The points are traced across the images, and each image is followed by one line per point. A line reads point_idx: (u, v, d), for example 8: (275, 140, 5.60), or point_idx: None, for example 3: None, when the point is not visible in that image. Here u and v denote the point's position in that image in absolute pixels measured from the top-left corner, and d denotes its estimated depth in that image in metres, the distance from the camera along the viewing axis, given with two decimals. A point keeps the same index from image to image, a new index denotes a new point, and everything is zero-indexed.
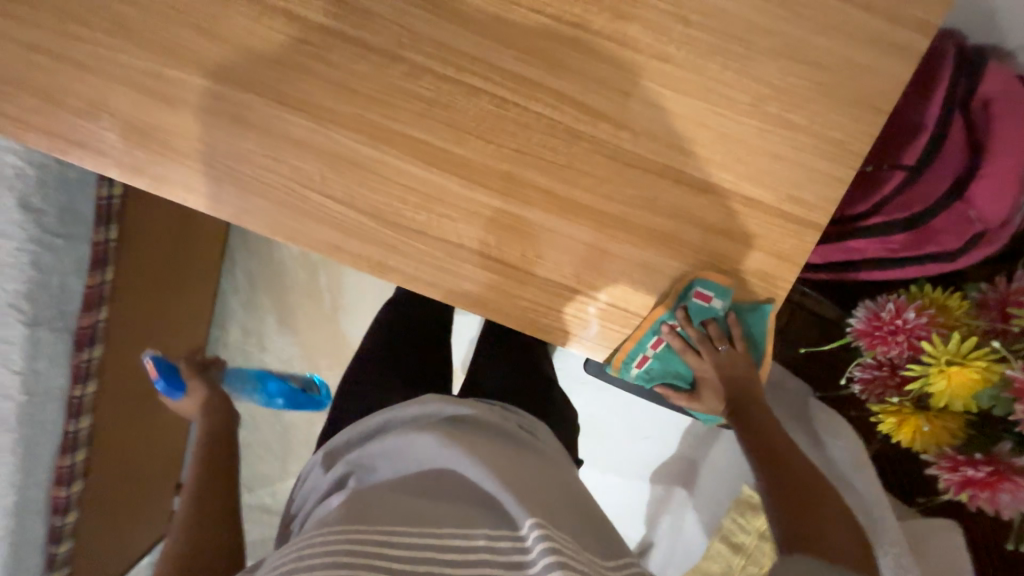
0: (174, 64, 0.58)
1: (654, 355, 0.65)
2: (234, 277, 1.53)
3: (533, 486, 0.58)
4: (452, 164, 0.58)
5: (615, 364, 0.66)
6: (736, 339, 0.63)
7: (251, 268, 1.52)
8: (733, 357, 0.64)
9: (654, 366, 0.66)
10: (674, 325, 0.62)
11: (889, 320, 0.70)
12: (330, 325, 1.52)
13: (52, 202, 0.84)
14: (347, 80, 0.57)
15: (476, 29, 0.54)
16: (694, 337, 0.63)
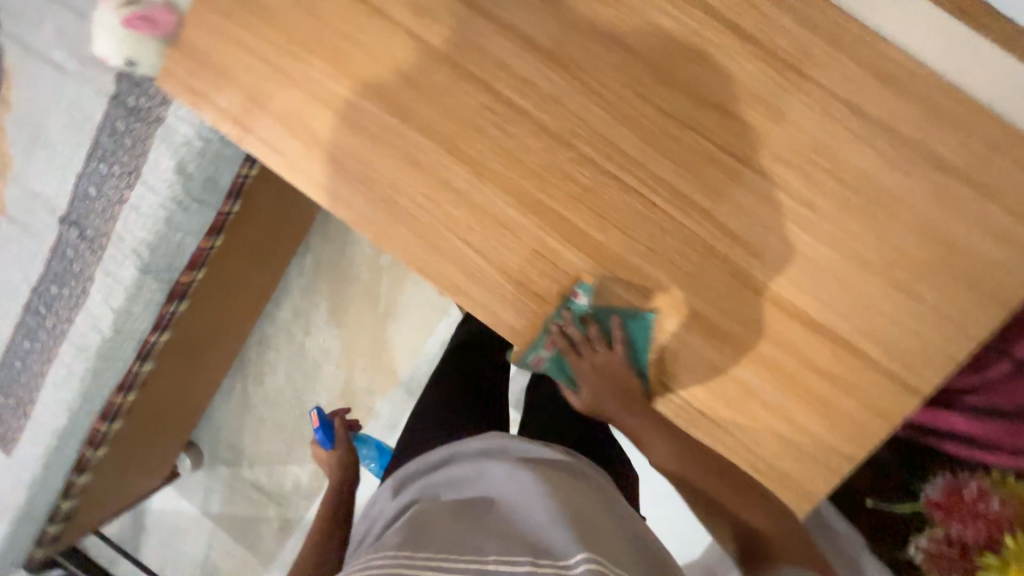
0: (371, 98, 0.65)
1: (552, 353, 0.70)
2: (302, 262, 1.59)
3: (577, 517, 0.64)
4: (589, 246, 0.63)
5: (516, 354, 0.70)
6: (616, 341, 0.67)
7: (322, 257, 1.58)
8: (616, 362, 0.68)
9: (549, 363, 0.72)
10: (563, 325, 0.66)
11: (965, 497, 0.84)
12: (379, 329, 1.58)
13: (203, 171, 0.88)
14: (518, 151, 0.63)
15: (647, 139, 0.60)
16: (577, 338, 0.68)
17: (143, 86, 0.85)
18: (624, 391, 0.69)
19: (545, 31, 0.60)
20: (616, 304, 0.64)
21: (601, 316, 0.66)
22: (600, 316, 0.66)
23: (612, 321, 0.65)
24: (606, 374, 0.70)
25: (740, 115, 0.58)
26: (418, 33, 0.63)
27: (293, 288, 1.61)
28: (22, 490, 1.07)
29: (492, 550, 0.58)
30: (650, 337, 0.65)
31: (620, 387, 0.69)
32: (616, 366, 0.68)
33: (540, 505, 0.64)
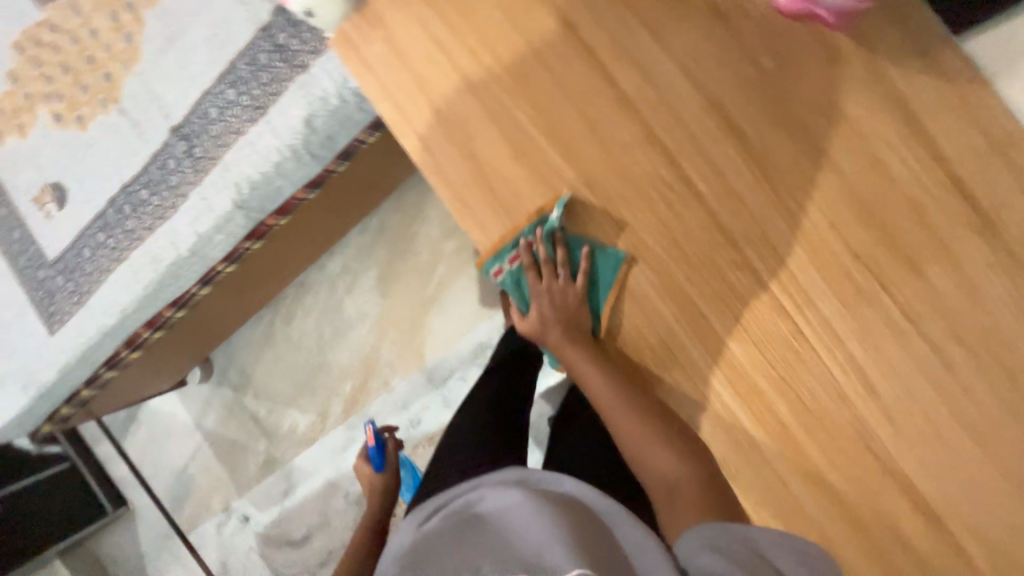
0: (543, 129, 0.61)
1: (512, 269, 0.68)
2: (368, 224, 1.56)
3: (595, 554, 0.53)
4: (719, 354, 0.59)
5: (478, 261, 0.66)
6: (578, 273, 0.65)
7: (388, 225, 1.55)
8: (569, 293, 0.67)
9: (507, 278, 0.69)
10: (533, 241, 0.64)
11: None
12: (421, 312, 1.57)
13: (328, 129, 0.85)
14: (679, 236, 0.59)
15: (822, 269, 0.56)
16: (542, 258, 0.66)
17: (298, 28, 0.81)
18: (578, 327, 0.68)
19: (753, 126, 0.56)
20: (588, 232, 0.62)
21: (573, 242, 0.64)
22: (571, 242, 0.64)
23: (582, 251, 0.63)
24: (559, 303, 0.68)
25: (930, 277, 0.54)
26: (617, 81, 0.59)
27: (351, 245, 1.58)
28: (50, 372, 1.06)
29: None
30: (614, 276, 0.62)
31: (574, 322, 0.68)
32: (571, 297, 0.67)
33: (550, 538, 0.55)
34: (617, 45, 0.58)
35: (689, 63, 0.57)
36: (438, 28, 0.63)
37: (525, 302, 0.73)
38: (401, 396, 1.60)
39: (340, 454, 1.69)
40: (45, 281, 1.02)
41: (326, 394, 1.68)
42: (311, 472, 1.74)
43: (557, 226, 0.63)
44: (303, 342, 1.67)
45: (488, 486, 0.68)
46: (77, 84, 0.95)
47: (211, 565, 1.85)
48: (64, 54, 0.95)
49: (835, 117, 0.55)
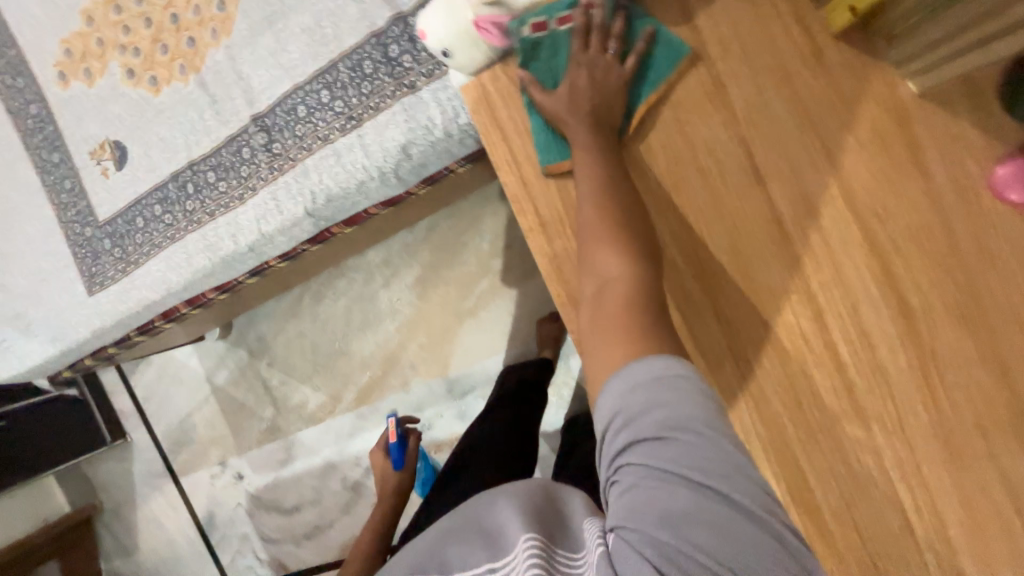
0: (680, 242, 0.55)
1: (555, 29, 0.55)
2: (420, 224, 1.50)
3: (543, 519, 0.61)
4: (818, 531, 0.54)
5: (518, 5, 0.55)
6: (631, 52, 0.54)
7: (438, 228, 1.49)
8: (612, 71, 0.54)
9: (544, 40, 0.55)
10: (591, 2, 0.54)
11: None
12: (455, 322, 1.52)
13: (423, 159, 0.78)
14: (807, 399, 0.53)
15: (956, 473, 0.50)
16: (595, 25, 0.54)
17: (416, 46, 0.73)
18: (606, 118, 0.54)
19: (926, 306, 0.50)
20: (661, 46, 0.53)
21: (635, 20, 0.54)
22: (634, 18, 0.54)
23: (642, 30, 0.54)
24: (595, 82, 0.54)
25: None
26: (780, 218, 0.52)
27: (397, 241, 1.53)
28: (81, 333, 1.01)
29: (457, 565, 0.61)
30: (672, 69, 0.53)
31: (606, 105, 0.54)
32: (613, 78, 0.54)
33: (506, 506, 0.63)
34: (789, 175, 0.51)
35: (869, 219, 0.50)
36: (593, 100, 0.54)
37: (553, 79, 0.57)
38: (418, 399, 1.57)
39: (345, 439, 1.67)
40: (93, 240, 0.97)
41: (342, 379, 1.66)
42: (313, 449, 1.72)
43: None
44: (328, 323, 1.64)
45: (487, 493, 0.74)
46: (158, 41, 0.88)
47: (199, 514, 1.86)
48: (149, 6, 0.87)
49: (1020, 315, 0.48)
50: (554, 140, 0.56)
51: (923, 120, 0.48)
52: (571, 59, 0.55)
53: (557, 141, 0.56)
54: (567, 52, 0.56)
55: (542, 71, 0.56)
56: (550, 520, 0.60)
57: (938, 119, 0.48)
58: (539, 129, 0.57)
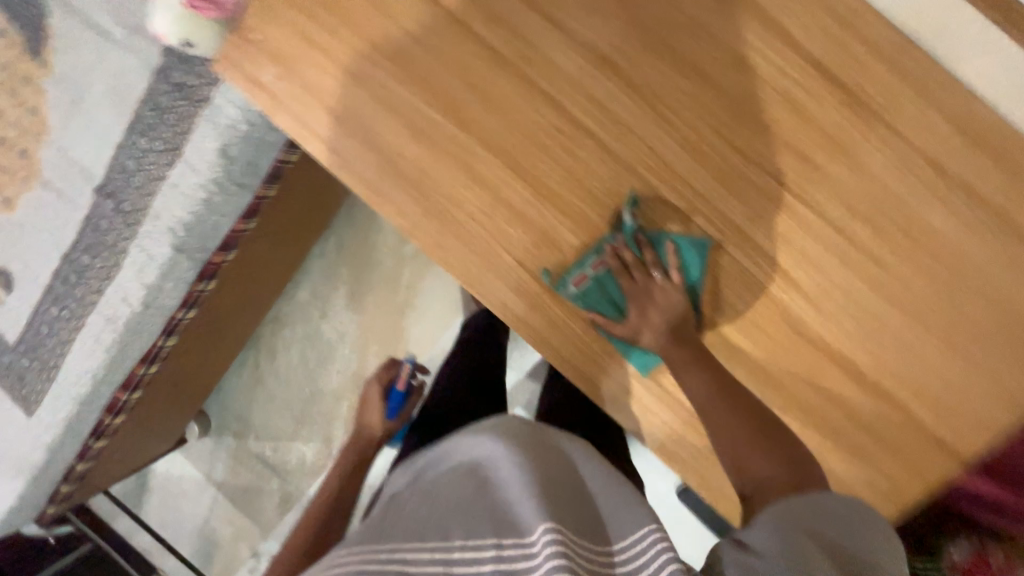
0: (432, 103, 0.63)
1: (593, 274, 0.63)
2: (326, 245, 1.58)
3: (555, 468, 0.56)
4: (645, 279, 0.62)
5: (552, 272, 0.63)
6: (670, 268, 0.61)
7: (344, 242, 1.57)
8: (675, 293, 0.61)
9: (591, 286, 0.63)
10: (615, 246, 0.61)
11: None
12: (397, 318, 1.57)
13: (244, 155, 0.86)
14: (583, 174, 0.61)
15: (716, 176, 0.58)
16: (630, 261, 0.62)
17: (191, 64, 0.82)
18: (361, 49, 0.64)
19: (628, 59, 0.58)
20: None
21: (656, 240, 0.61)
22: (655, 240, 0.61)
23: (666, 246, 0.61)
24: (655, 302, 0.62)
25: (816, 161, 0.57)
26: (491, 44, 0.61)
27: (314, 270, 1.60)
28: (39, 452, 1.07)
29: (459, 533, 0.49)
30: (703, 264, 0.60)
31: (355, 40, 0.64)
32: (674, 297, 0.61)
33: (521, 470, 0.53)
34: (482, 8, 0.60)
35: (554, 14, 0.59)
36: (656, 327, 0.61)
37: (618, 310, 0.64)
38: None
39: None
40: (13, 364, 1.03)
41: (325, 420, 1.69)
42: None
43: (638, 224, 0.61)
44: (289, 374, 1.68)
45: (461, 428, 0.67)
46: None
47: None
48: None
49: (695, 30, 0.57)
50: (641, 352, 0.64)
51: None
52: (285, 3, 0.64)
53: (643, 351, 0.63)
54: (614, 282, 0.63)
55: (606, 309, 0.63)
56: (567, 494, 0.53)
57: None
58: (613, 343, 0.64)
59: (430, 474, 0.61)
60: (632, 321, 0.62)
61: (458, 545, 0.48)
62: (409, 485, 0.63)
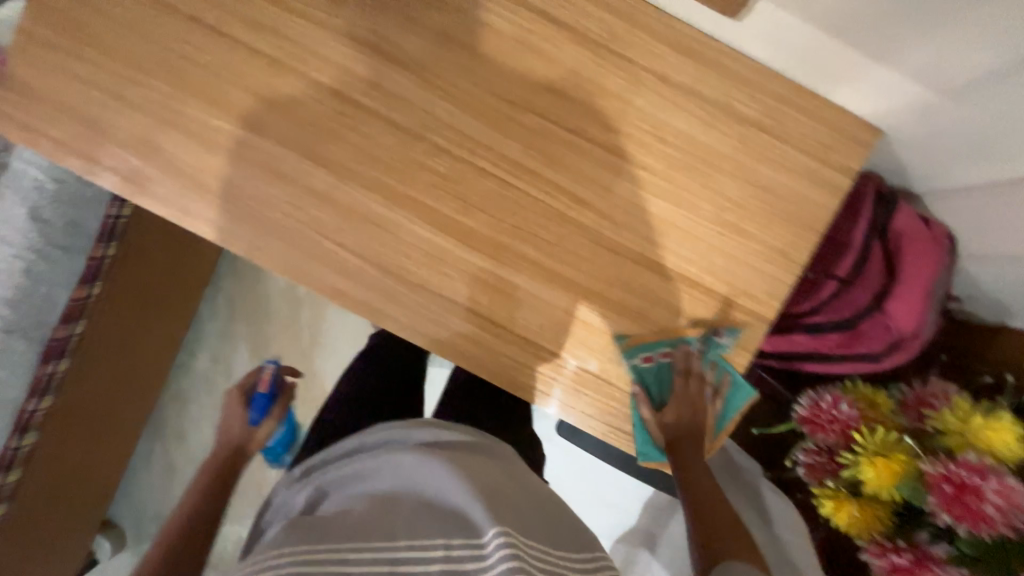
0: (219, 113, 0.65)
1: (660, 362, 0.68)
2: (215, 304, 1.45)
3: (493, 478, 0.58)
4: (458, 231, 0.66)
5: (627, 343, 0.67)
6: (716, 394, 0.67)
7: (233, 296, 1.44)
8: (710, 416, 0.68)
9: (651, 368, 0.68)
10: (682, 348, 0.67)
11: (930, 403, 0.64)
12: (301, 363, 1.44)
13: (61, 216, 0.86)
14: (374, 148, 0.65)
15: (492, 126, 0.65)
16: (681, 363, 0.67)
17: None
18: (135, 76, 0.65)
19: (390, 40, 0.64)
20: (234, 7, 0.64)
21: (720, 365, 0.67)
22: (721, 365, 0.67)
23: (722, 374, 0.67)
24: (694, 411, 0.67)
25: (569, 95, 0.65)
26: (257, 47, 0.64)
27: (206, 332, 1.46)
28: None
29: (405, 531, 0.47)
30: (740, 408, 0.68)
31: (126, 69, 0.65)
32: (701, 416, 0.67)
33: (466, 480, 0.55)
34: (245, 18, 0.64)
35: (313, 11, 0.64)
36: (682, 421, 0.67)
37: (656, 397, 0.69)
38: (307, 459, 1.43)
39: None
40: None
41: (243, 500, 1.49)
42: None
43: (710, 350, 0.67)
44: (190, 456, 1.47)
45: (386, 435, 0.67)
46: None
47: None
48: None
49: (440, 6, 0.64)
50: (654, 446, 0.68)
51: None
52: (48, 48, 0.65)
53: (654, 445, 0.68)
54: (670, 376, 0.68)
55: (648, 389, 0.68)
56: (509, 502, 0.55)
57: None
58: (630, 416, 0.69)
59: (358, 480, 0.58)
60: (665, 412, 0.67)
61: (406, 545, 0.46)
62: (331, 496, 0.59)
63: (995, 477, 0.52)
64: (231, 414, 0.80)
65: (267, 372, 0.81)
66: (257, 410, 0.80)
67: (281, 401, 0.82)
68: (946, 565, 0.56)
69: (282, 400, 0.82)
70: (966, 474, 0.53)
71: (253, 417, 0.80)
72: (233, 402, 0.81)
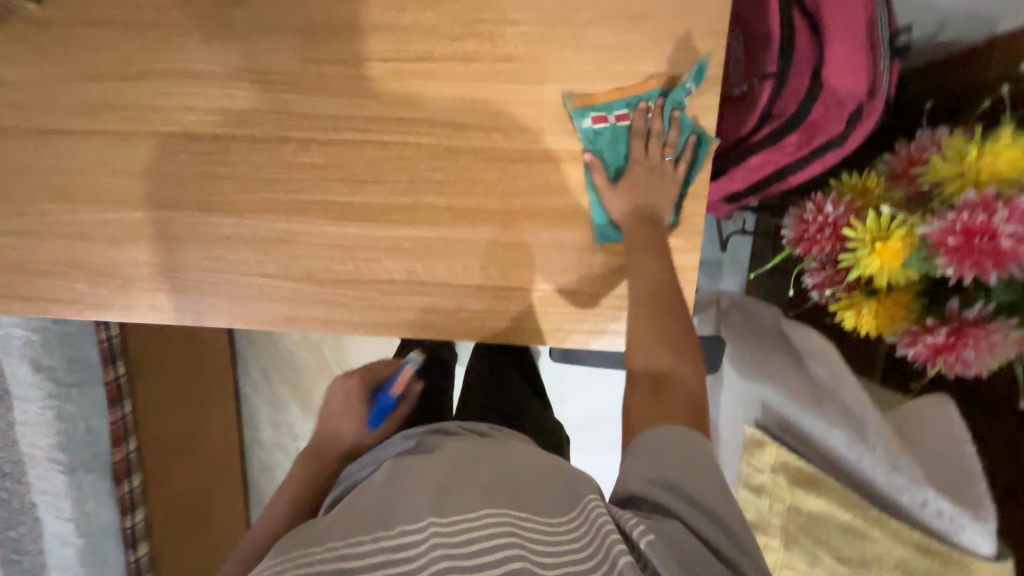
0: (107, 206, 0.66)
1: (615, 126, 0.60)
2: (251, 378, 1.38)
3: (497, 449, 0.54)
4: (362, 212, 0.64)
5: (577, 102, 0.59)
6: (679, 157, 0.59)
7: (266, 364, 1.36)
8: (672, 180, 0.59)
9: (612, 130, 0.60)
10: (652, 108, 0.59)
11: (921, 161, 0.55)
12: None
13: (59, 357, 0.92)
14: (249, 172, 0.64)
15: (342, 93, 0.61)
16: (632, 130, 0.59)
17: None
18: (27, 208, 0.67)
19: (211, 60, 0.62)
20: (69, 103, 0.64)
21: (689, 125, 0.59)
22: (690, 124, 0.59)
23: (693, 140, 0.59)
24: (631, 184, 0.59)
25: (399, 22, 0.59)
26: (107, 129, 0.64)
27: (258, 406, 1.39)
28: None
29: (398, 517, 0.45)
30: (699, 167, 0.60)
31: (17, 206, 0.67)
32: (661, 184, 0.59)
33: (461, 461, 0.51)
34: (82, 108, 0.64)
35: (134, 70, 0.62)
36: (634, 197, 0.59)
37: (613, 170, 0.61)
38: None
39: None
40: None
41: None
42: None
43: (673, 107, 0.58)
44: None
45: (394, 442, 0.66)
46: None
47: None
48: None
49: (238, 1, 0.60)
50: (605, 225, 0.61)
51: (73, 2, 0.61)
52: None
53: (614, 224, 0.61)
54: (627, 140, 0.60)
55: (605, 161, 0.60)
56: (511, 472, 0.50)
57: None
58: (587, 200, 0.61)
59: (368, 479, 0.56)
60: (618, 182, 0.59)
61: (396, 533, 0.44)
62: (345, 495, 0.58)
63: (1003, 204, 0.44)
64: (346, 410, 0.71)
65: (400, 375, 0.71)
66: (377, 412, 0.70)
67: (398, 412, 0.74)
68: (989, 322, 0.50)
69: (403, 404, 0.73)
70: (969, 215, 0.46)
71: (373, 421, 0.70)
72: (352, 396, 0.72)
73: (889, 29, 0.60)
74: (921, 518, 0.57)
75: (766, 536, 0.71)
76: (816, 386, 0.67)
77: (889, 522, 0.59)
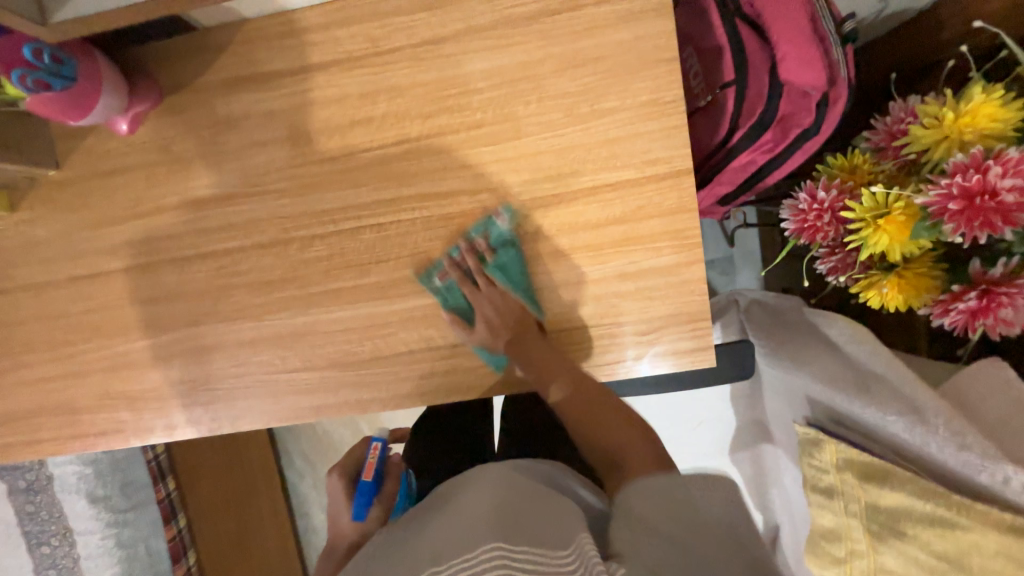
0: (138, 334, 0.70)
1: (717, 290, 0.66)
2: (295, 465, 1.27)
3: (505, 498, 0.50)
4: (371, 290, 0.66)
5: (544, 145, 0.62)
6: None
7: (307, 449, 1.25)
8: None
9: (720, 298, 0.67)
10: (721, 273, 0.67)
11: (901, 131, 0.57)
12: None
13: (113, 484, 0.95)
14: (260, 276, 0.68)
15: (334, 188, 0.66)
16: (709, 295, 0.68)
17: (17, 470, 0.93)
18: (68, 351, 0.71)
19: (212, 183, 0.67)
20: (94, 250, 0.69)
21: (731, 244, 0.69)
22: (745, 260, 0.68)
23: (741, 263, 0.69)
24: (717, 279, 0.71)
25: (374, 114, 0.64)
26: (130, 264, 0.69)
27: (308, 494, 1.26)
28: None
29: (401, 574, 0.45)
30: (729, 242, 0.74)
31: (59, 350, 0.72)
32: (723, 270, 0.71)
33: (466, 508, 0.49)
34: (105, 250, 0.69)
35: (145, 206, 0.68)
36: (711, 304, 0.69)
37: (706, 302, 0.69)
38: None
39: None
40: None
41: None
42: None
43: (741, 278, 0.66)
44: None
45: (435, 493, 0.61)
46: None
47: None
48: None
49: (229, 128, 0.66)
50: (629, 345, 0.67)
51: (86, 158, 0.68)
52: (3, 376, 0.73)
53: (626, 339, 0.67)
54: None
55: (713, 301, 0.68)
56: (519, 511, 0.48)
57: (73, 150, 0.68)
58: (551, 213, 0.63)
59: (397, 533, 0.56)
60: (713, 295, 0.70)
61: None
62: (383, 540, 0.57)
63: (995, 160, 0.46)
64: (337, 504, 0.75)
65: (370, 458, 0.73)
66: (358, 502, 0.71)
67: (385, 487, 0.73)
68: (1017, 279, 0.50)
69: (387, 485, 0.74)
70: (964, 178, 0.47)
71: (357, 514, 0.70)
72: (337, 492, 0.76)
73: (831, 18, 0.62)
74: (1007, 496, 0.54)
75: (851, 541, 0.68)
76: (858, 371, 0.66)
77: (974, 506, 0.55)
